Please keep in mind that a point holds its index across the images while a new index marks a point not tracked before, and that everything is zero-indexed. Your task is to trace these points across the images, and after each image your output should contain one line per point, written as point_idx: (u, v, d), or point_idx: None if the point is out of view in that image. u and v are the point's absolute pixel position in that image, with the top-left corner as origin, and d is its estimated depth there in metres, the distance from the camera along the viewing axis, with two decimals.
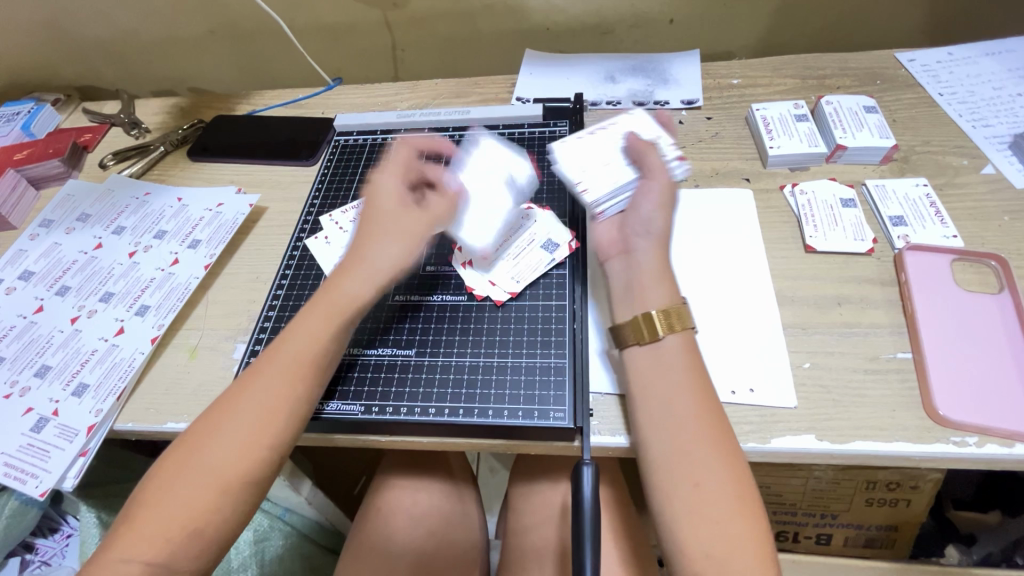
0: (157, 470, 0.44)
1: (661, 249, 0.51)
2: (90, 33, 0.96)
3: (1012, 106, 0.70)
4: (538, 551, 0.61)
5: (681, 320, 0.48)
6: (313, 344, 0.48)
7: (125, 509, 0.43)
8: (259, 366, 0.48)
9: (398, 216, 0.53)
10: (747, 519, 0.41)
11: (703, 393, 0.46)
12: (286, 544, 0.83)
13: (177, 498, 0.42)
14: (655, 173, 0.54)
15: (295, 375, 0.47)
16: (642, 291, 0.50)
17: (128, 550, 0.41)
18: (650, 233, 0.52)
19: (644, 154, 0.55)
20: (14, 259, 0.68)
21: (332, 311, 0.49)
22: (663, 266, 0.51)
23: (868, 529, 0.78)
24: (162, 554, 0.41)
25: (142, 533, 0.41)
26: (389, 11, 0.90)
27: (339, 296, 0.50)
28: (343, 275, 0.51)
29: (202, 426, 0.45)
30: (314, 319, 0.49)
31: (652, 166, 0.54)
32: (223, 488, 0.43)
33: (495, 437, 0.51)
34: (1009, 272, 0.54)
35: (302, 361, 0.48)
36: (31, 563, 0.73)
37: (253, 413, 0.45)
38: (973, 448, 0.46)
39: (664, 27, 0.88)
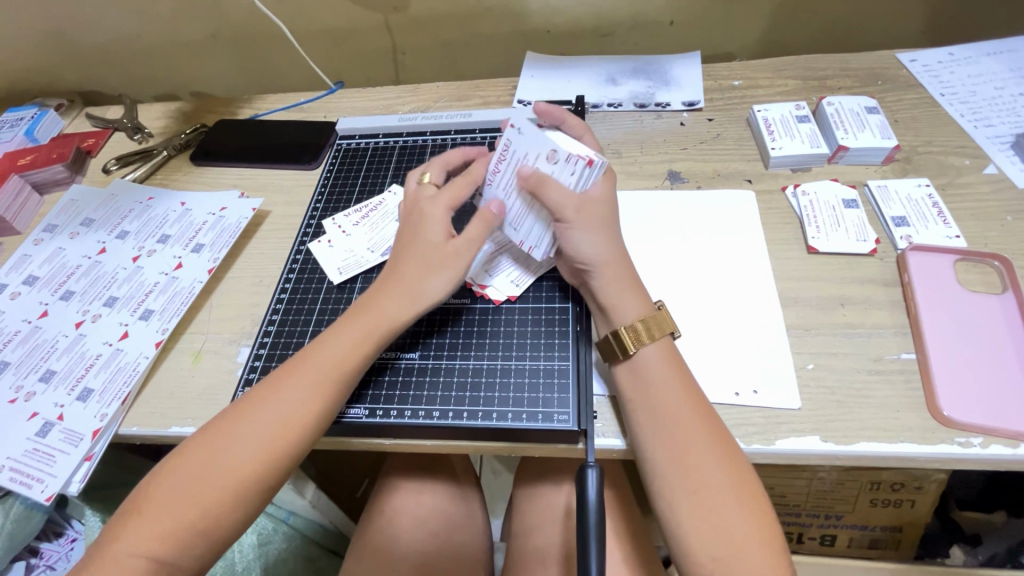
0: (169, 462, 0.44)
1: (615, 270, 0.51)
2: (92, 39, 0.96)
3: (1013, 105, 0.70)
4: (543, 553, 0.61)
5: (661, 327, 0.49)
6: (344, 357, 0.48)
7: (132, 501, 0.43)
8: (287, 372, 0.48)
9: (441, 245, 0.51)
10: (751, 520, 0.41)
11: (696, 396, 0.46)
12: (290, 546, 0.83)
13: (185, 492, 0.43)
14: (563, 210, 0.51)
15: (322, 389, 0.47)
16: (610, 316, 0.51)
17: (132, 546, 0.41)
18: (594, 265, 0.51)
19: (541, 191, 0.51)
20: (19, 264, 0.68)
21: (367, 326, 0.50)
22: (625, 283, 0.51)
23: (873, 530, 0.77)
24: (167, 553, 0.41)
25: (150, 527, 0.42)
26: (390, 15, 0.90)
27: (377, 314, 0.50)
28: (383, 292, 0.51)
29: (219, 424, 0.46)
30: (348, 333, 0.49)
31: (557, 203, 0.51)
32: (233, 489, 0.43)
33: (500, 440, 0.51)
34: (1013, 271, 0.54)
35: (332, 373, 0.48)
36: (36, 567, 0.74)
37: (276, 419, 0.45)
38: (978, 449, 0.46)
39: (664, 28, 0.88)
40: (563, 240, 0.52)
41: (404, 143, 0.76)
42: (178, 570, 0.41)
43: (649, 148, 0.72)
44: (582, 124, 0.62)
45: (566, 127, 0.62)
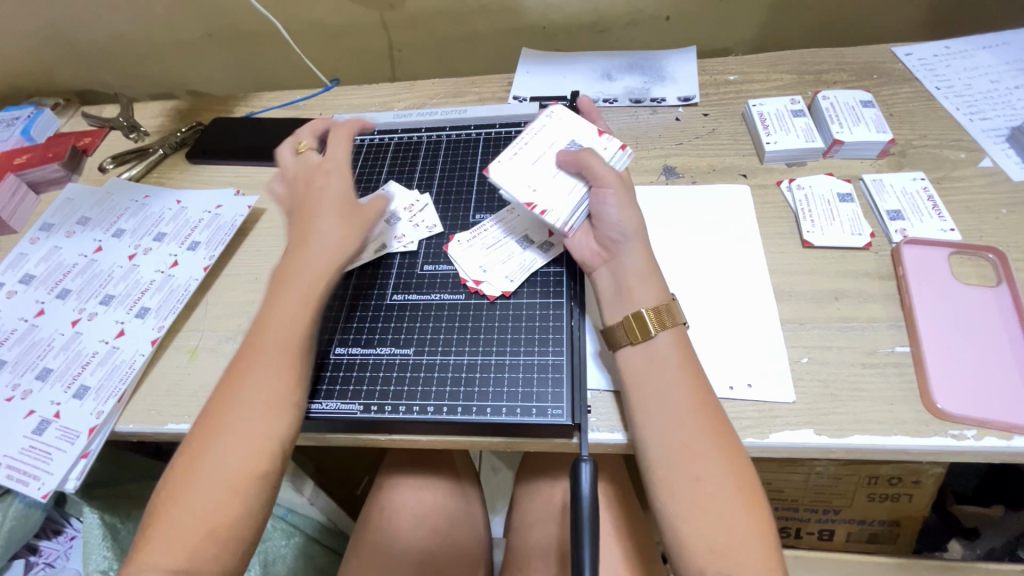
0: (171, 473, 0.45)
1: (643, 248, 0.52)
2: (88, 38, 0.96)
3: (1010, 99, 0.70)
4: (541, 549, 0.61)
5: (672, 317, 0.49)
6: (290, 326, 0.49)
7: (146, 521, 0.43)
8: (246, 357, 0.48)
9: (328, 196, 0.55)
10: (748, 509, 0.41)
11: (694, 387, 0.46)
12: (290, 544, 0.84)
13: (193, 503, 0.42)
14: (605, 178, 0.54)
15: (281, 358, 0.48)
16: (635, 291, 0.50)
17: (153, 561, 0.41)
18: (630, 236, 0.52)
19: (584, 157, 0.54)
20: (15, 263, 0.68)
21: (302, 295, 0.50)
22: (649, 264, 0.51)
23: (871, 524, 0.78)
24: (185, 560, 0.41)
25: (166, 543, 0.41)
26: (386, 12, 0.90)
27: (302, 279, 0.51)
28: (294, 256, 0.53)
29: (203, 427, 0.46)
30: (288, 303, 0.50)
31: (597, 173, 0.54)
32: (238, 484, 0.43)
33: (496, 434, 0.51)
34: (1008, 264, 0.54)
35: (285, 344, 0.48)
36: (36, 565, 0.74)
37: (253, 402, 0.46)
38: (973, 441, 0.46)
39: (660, 24, 0.88)
40: (603, 206, 0.53)
41: (399, 140, 0.76)
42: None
43: (645, 144, 0.72)
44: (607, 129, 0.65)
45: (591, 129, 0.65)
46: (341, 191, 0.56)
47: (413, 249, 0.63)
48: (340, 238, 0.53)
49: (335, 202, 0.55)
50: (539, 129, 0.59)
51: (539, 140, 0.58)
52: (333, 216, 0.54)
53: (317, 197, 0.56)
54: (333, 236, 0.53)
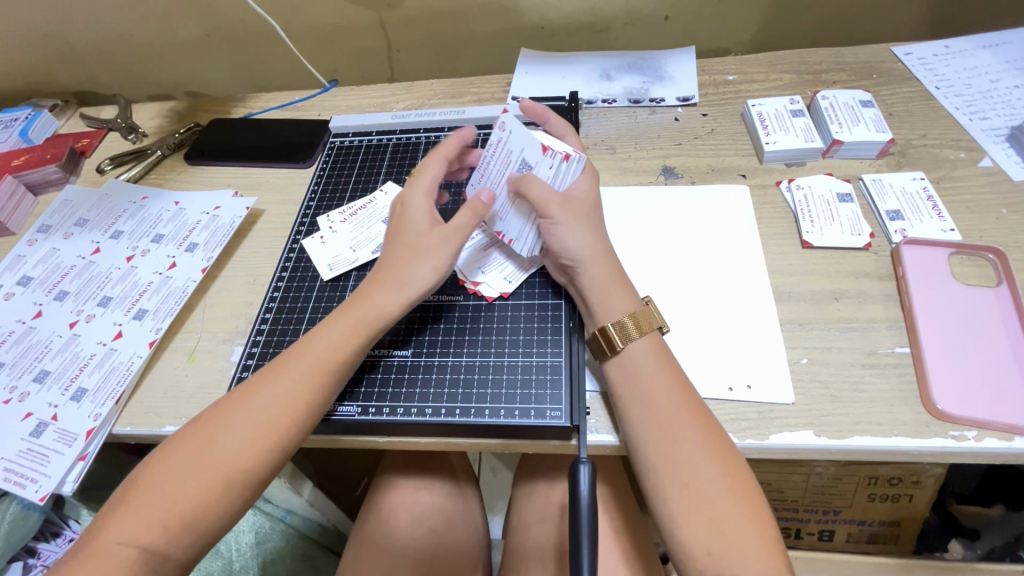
0: (161, 450, 0.45)
1: (599, 268, 0.52)
2: (86, 39, 0.96)
3: (1009, 98, 0.70)
4: (539, 550, 0.61)
5: (649, 321, 0.49)
6: (336, 348, 0.49)
7: (121, 493, 0.43)
8: (283, 361, 0.48)
9: (425, 234, 0.53)
10: (746, 513, 0.41)
11: (685, 390, 0.46)
12: (288, 544, 0.83)
13: (175, 486, 0.42)
14: (547, 206, 0.53)
15: (314, 378, 0.47)
16: (597, 315, 0.51)
17: (121, 535, 0.41)
18: (582, 259, 0.52)
19: (524, 188, 0.53)
20: (14, 264, 0.68)
21: (361, 319, 0.50)
22: (610, 278, 0.51)
23: (871, 524, 0.77)
24: (154, 542, 0.41)
25: (137, 518, 0.41)
26: (384, 12, 0.90)
27: (369, 305, 0.51)
28: (373, 285, 0.52)
29: (213, 413, 0.46)
30: (342, 324, 0.50)
31: (541, 200, 0.53)
32: (223, 479, 0.43)
33: (493, 436, 0.50)
34: (1008, 264, 0.54)
35: (324, 363, 0.48)
36: (35, 567, 0.73)
37: (270, 407, 0.46)
38: (973, 442, 0.46)
39: (659, 24, 0.88)
40: (550, 235, 0.53)
41: (397, 140, 0.76)
42: (161, 561, 0.41)
43: (644, 144, 0.72)
44: (564, 122, 0.64)
45: (549, 126, 0.63)
46: (424, 218, 0.54)
47: None
48: (425, 274, 0.51)
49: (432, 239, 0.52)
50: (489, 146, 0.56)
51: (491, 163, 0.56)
52: (421, 249, 0.52)
53: (406, 226, 0.54)
54: (417, 271, 0.51)
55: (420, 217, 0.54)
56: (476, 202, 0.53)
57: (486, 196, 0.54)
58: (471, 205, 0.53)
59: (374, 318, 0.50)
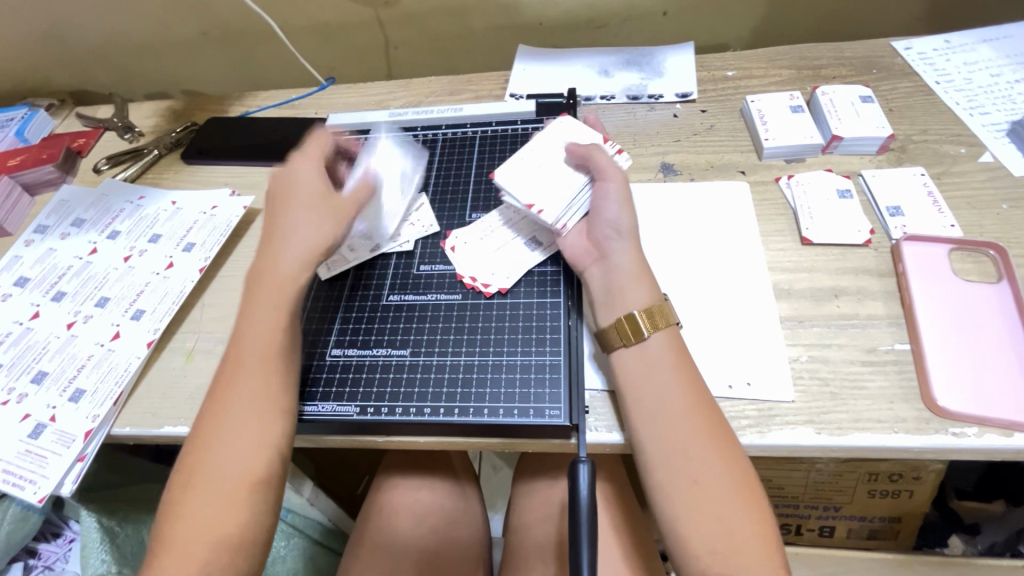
0: (176, 481, 0.45)
1: (635, 250, 0.52)
2: (81, 38, 0.96)
3: (1010, 92, 0.69)
4: (540, 548, 0.61)
5: (664, 317, 0.48)
6: (271, 329, 0.49)
7: (154, 537, 0.43)
8: (229, 365, 0.48)
9: (305, 199, 0.55)
10: (747, 510, 0.41)
11: (687, 386, 0.46)
12: (292, 544, 0.83)
13: (201, 509, 0.43)
14: (609, 173, 0.56)
15: (265, 362, 0.48)
16: (621, 299, 0.50)
17: (169, 572, 0.41)
18: (622, 233, 0.53)
19: (592, 157, 0.57)
20: (10, 265, 0.68)
21: (280, 292, 0.50)
22: (639, 267, 0.51)
23: (871, 520, 0.77)
24: (200, 569, 0.41)
25: (177, 549, 0.42)
26: (381, 9, 0.89)
27: (280, 281, 0.51)
28: (273, 261, 0.52)
29: (204, 432, 0.46)
30: (265, 307, 0.50)
31: (600, 172, 0.56)
32: (248, 485, 0.44)
33: (493, 435, 0.50)
34: (1008, 260, 0.54)
35: (266, 348, 0.48)
36: (35, 567, 0.73)
37: (247, 403, 0.46)
38: (973, 438, 0.45)
39: (657, 19, 0.87)
40: (601, 200, 0.55)
41: None
42: None
43: (642, 141, 0.71)
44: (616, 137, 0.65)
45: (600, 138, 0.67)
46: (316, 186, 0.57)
47: (409, 250, 0.62)
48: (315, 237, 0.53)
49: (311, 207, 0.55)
50: (538, 139, 0.62)
51: (541, 148, 0.61)
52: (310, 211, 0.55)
53: (291, 191, 0.56)
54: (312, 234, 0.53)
55: (309, 182, 0.57)
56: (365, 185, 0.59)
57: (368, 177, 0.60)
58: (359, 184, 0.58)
59: (297, 284, 0.51)
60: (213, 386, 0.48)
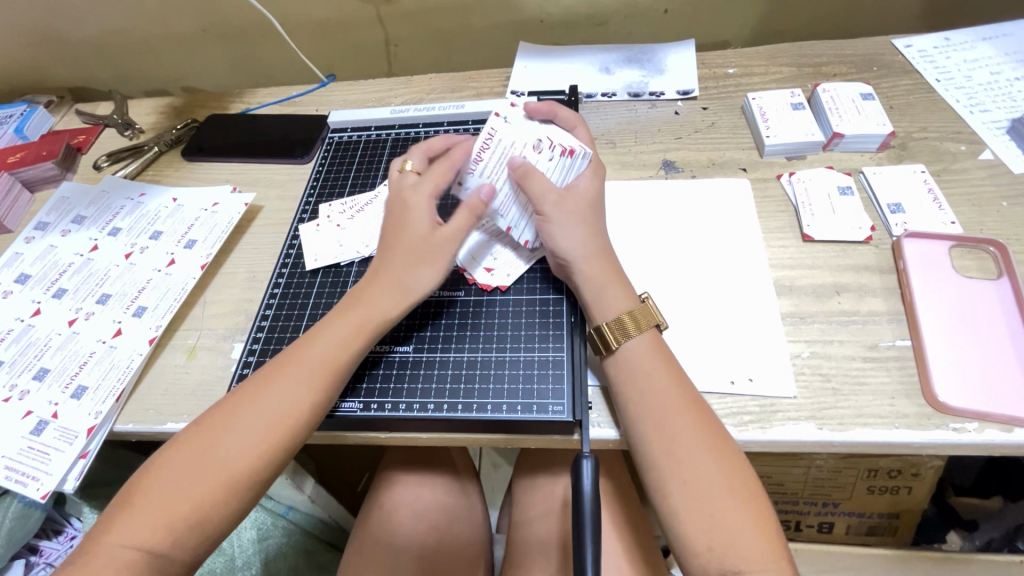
0: (168, 448, 0.45)
1: (591, 271, 0.51)
2: (81, 33, 0.96)
3: (1009, 90, 0.69)
4: (541, 544, 0.61)
5: (647, 319, 0.49)
6: (338, 349, 0.49)
7: (124, 493, 0.43)
8: (285, 362, 0.48)
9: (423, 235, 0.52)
10: (746, 505, 0.41)
11: (688, 384, 0.46)
12: (290, 540, 0.83)
13: (179, 488, 0.43)
14: (544, 202, 0.53)
15: (315, 381, 0.47)
16: (593, 313, 0.51)
17: (125, 537, 0.41)
18: (574, 263, 0.52)
19: (525, 182, 0.54)
20: (10, 262, 0.68)
21: (361, 319, 0.50)
22: (607, 277, 0.51)
23: (870, 516, 0.78)
24: (160, 545, 0.41)
25: (141, 518, 0.42)
26: (382, 6, 0.89)
27: (370, 307, 0.50)
28: (373, 285, 0.52)
29: (218, 413, 0.46)
30: (345, 325, 0.50)
31: (537, 196, 0.53)
32: (225, 483, 0.43)
33: (494, 431, 0.50)
34: (1008, 257, 0.54)
35: (326, 365, 0.48)
36: (36, 565, 0.73)
37: (278, 410, 0.45)
38: (973, 434, 0.46)
39: (658, 17, 0.87)
40: (544, 234, 0.53)
41: (396, 136, 0.75)
42: (169, 562, 0.41)
43: (643, 138, 0.71)
44: (574, 114, 0.61)
45: (557, 119, 0.60)
46: (424, 218, 0.53)
47: None
48: (428, 278, 0.51)
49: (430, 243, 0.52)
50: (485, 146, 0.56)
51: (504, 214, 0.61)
52: (422, 243, 0.52)
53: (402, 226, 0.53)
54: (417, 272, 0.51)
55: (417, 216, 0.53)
56: (473, 201, 0.53)
57: (485, 193, 0.54)
58: (467, 206, 0.53)
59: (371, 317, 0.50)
60: (251, 379, 0.48)
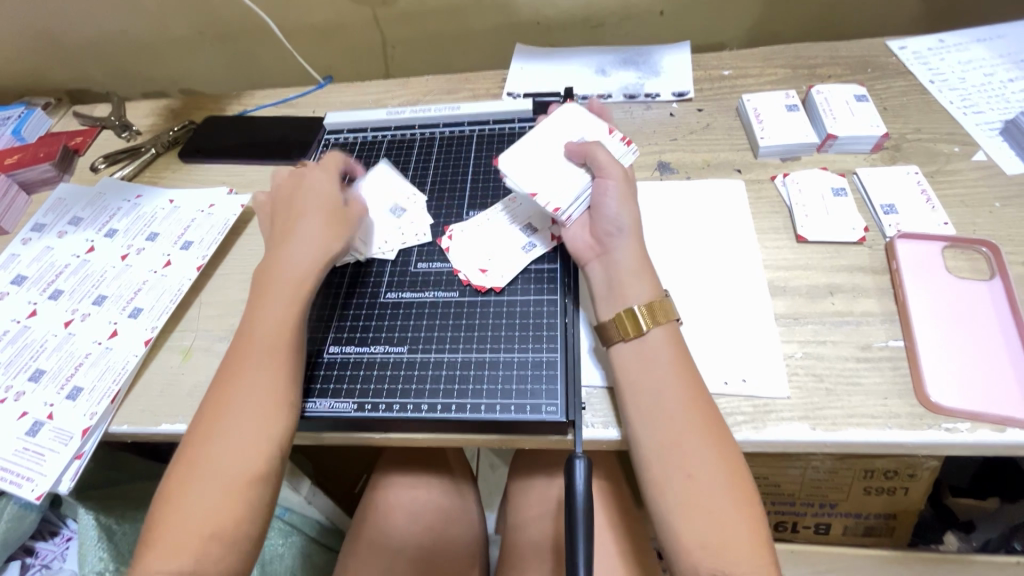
0: (172, 474, 0.45)
1: (637, 243, 0.52)
2: (79, 36, 0.96)
3: (1003, 91, 0.70)
4: (535, 546, 0.61)
5: (665, 312, 0.49)
6: (278, 323, 0.50)
7: (145, 531, 0.43)
8: (237, 359, 0.49)
9: (312, 212, 0.57)
10: (741, 503, 0.41)
11: (682, 379, 0.46)
12: (289, 545, 0.85)
13: (200, 504, 0.43)
14: (609, 171, 0.55)
15: (275, 358, 0.48)
16: (629, 287, 0.50)
17: (157, 564, 0.41)
18: (626, 231, 0.53)
19: (590, 152, 0.57)
20: (6, 263, 0.68)
21: (290, 294, 0.52)
22: (642, 262, 0.52)
23: (867, 517, 0.78)
24: (190, 562, 0.41)
25: (164, 544, 0.42)
26: (378, 8, 0.89)
27: (291, 279, 0.53)
28: (275, 261, 0.54)
29: (204, 424, 0.46)
30: (276, 304, 0.51)
31: (601, 164, 0.56)
32: (241, 485, 0.44)
33: (489, 432, 0.50)
34: (1001, 257, 0.54)
35: (275, 343, 0.49)
36: (32, 566, 0.73)
37: (254, 398, 0.46)
38: (965, 434, 0.46)
39: (654, 19, 0.87)
40: (601, 198, 0.54)
41: (392, 137, 0.75)
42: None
43: (639, 139, 0.72)
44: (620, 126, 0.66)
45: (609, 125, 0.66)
46: (320, 198, 0.59)
47: (406, 249, 0.63)
48: (309, 251, 0.54)
49: (314, 219, 0.57)
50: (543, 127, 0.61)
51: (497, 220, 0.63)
52: (312, 217, 0.57)
53: (297, 202, 0.58)
54: (306, 246, 0.55)
55: (312, 198, 0.59)
56: (357, 205, 0.61)
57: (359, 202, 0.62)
58: (354, 208, 0.60)
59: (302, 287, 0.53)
60: (215, 383, 0.49)
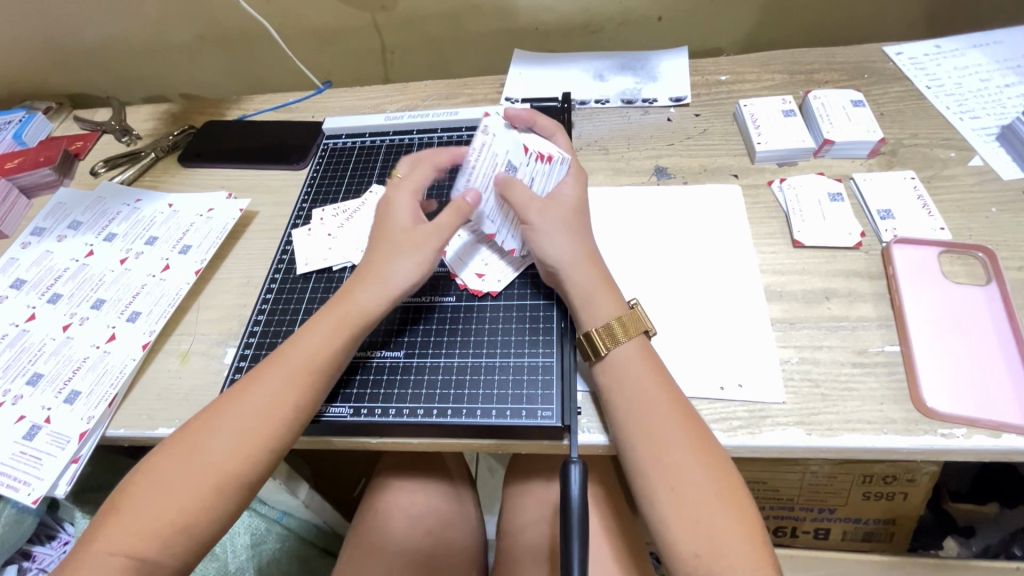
0: (156, 457, 0.45)
1: (586, 274, 0.51)
2: (80, 41, 0.96)
3: (1000, 97, 0.70)
4: (532, 550, 0.61)
5: (635, 325, 0.49)
6: (318, 348, 0.49)
7: (114, 497, 0.44)
8: (269, 364, 0.49)
9: (407, 231, 0.53)
10: (731, 512, 0.41)
11: (675, 390, 0.47)
12: (283, 546, 0.83)
13: (166, 497, 0.43)
14: (529, 210, 0.53)
15: (298, 381, 0.47)
16: (584, 318, 0.51)
17: (113, 545, 0.41)
18: (569, 267, 0.52)
19: (508, 193, 0.54)
20: (5, 267, 0.68)
21: (342, 316, 0.50)
22: (598, 284, 0.51)
23: (866, 522, 0.78)
24: (148, 551, 0.41)
25: (127, 529, 0.42)
26: (378, 14, 0.90)
27: (352, 304, 0.51)
28: (354, 283, 0.52)
29: (204, 419, 0.46)
30: (326, 325, 0.50)
31: (522, 205, 0.54)
32: (213, 486, 0.43)
33: (484, 436, 0.50)
34: (997, 263, 0.54)
35: (308, 365, 0.48)
36: (29, 570, 0.72)
37: (261, 410, 0.46)
38: (961, 439, 0.46)
39: (652, 24, 0.88)
40: (534, 240, 0.53)
41: (390, 142, 0.76)
42: (157, 567, 0.41)
43: (636, 144, 0.72)
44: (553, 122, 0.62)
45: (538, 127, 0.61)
46: (409, 216, 0.54)
47: None
48: (408, 272, 0.51)
49: (411, 237, 0.52)
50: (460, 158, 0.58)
51: None
52: (403, 239, 0.52)
53: (388, 221, 0.54)
54: (400, 268, 0.51)
55: (402, 214, 0.54)
56: (460, 202, 0.53)
57: (472, 195, 0.53)
58: (454, 204, 0.53)
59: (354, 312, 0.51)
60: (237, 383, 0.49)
